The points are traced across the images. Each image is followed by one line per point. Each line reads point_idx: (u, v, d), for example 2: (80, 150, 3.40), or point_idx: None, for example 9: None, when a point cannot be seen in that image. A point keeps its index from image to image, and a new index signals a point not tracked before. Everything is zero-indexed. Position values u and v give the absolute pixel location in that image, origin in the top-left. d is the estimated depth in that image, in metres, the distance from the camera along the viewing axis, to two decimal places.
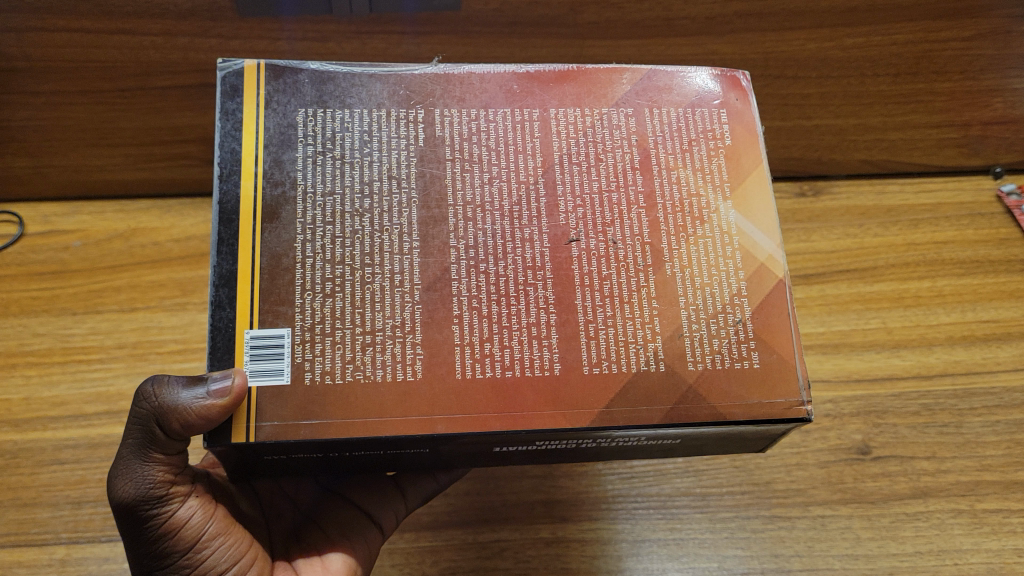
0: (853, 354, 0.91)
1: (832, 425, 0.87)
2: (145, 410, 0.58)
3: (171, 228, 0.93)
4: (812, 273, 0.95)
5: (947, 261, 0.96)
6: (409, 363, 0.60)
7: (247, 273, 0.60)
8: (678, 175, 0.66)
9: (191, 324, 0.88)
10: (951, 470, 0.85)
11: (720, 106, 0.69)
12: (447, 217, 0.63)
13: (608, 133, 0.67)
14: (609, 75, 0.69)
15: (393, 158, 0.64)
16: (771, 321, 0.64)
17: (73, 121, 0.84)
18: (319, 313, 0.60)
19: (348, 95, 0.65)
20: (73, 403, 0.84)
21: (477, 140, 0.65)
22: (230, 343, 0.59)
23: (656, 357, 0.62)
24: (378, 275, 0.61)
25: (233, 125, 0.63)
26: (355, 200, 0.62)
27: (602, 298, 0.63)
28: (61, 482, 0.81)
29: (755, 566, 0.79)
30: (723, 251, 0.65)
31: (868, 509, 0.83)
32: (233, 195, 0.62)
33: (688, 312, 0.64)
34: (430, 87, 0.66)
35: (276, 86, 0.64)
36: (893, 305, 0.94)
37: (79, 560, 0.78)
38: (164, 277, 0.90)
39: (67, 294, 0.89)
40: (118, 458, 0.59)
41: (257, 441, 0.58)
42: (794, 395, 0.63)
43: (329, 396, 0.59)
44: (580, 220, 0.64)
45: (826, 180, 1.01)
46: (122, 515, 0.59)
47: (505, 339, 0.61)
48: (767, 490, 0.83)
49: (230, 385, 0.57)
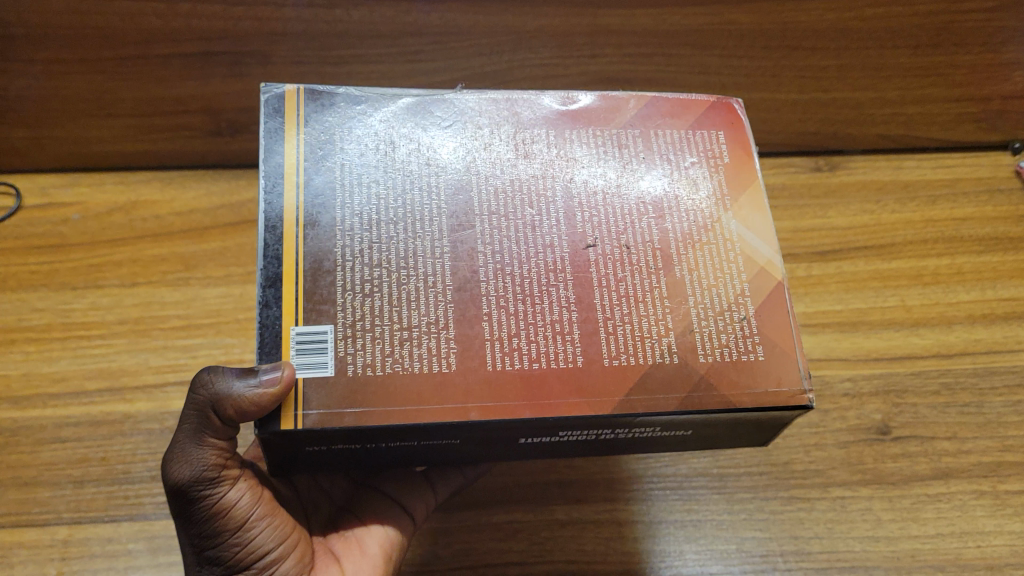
0: (872, 333, 0.89)
1: (850, 404, 0.84)
2: (203, 398, 0.55)
3: (173, 201, 0.91)
4: (829, 251, 0.94)
5: (965, 239, 0.95)
6: (443, 356, 0.57)
7: (292, 273, 0.57)
8: (682, 189, 0.65)
9: (195, 299, 0.86)
10: (973, 450, 0.82)
11: (716, 130, 0.67)
12: (475, 224, 0.61)
13: (617, 151, 0.66)
14: (614, 102, 0.67)
15: (422, 171, 0.62)
16: (774, 319, 0.62)
17: (72, 90, 0.82)
18: (359, 311, 0.57)
19: (381, 116, 0.63)
20: (73, 379, 0.81)
21: (499, 156, 0.63)
22: (277, 339, 0.56)
23: (670, 350, 0.60)
24: (412, 277, 0.58)
25: (276, 141, 0.60)
26: (389, 209, 0.60)
27: (618, 297, 0.61)
28: (63, 461, 0.77)
29: (774, 548, 0.76)
30: (726, 256, 0.63)
31: (889, 490, 0.80)
32: (278, 206, 0.59)
33: (697, 310, 0.61)
34: (453, 109, 0.65)
35: (315, 108, 0.62)
36: (911, 283, 0.92)
37: (82, 541, 0.74)
38: (167, 251, 0.88)
39: (67, 268, 0.87)
40: (173, 441, 0.57)
41: (304, 429, 0.54)
42: (795, 383, 0.60)
43: (370, 386, 0.56)
44: (597, 228, 0.62)
45: (842, 155, 1.00)
46: (174, 498, 0.56)
47: (533, 334, 0.59)
48: (785, 470, 0.80)
49: (279, 375, 0.53)
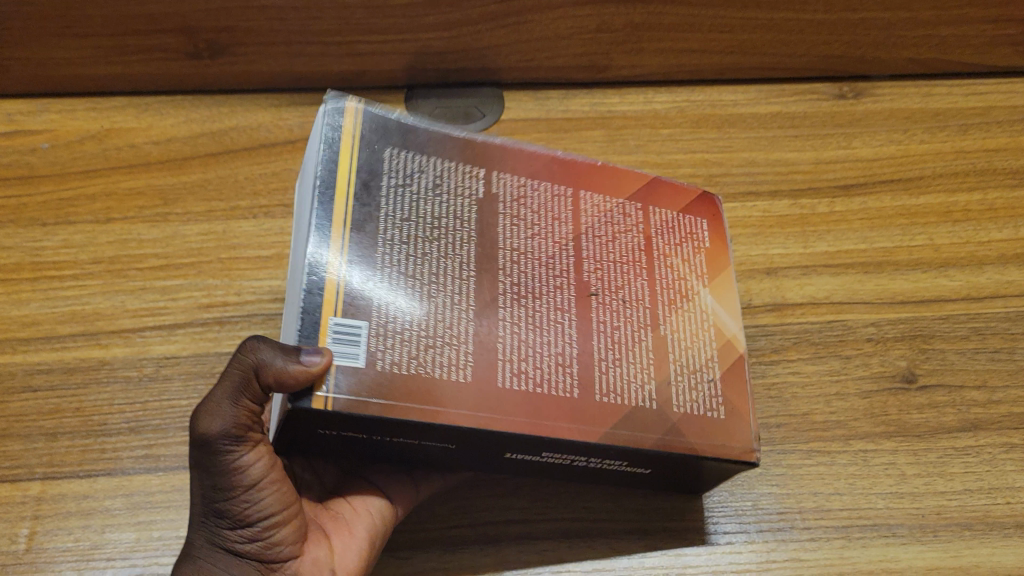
0: (897, 274, 0.83)
1: (874, 350, 0.79)
2: (248, 361, 0.52)
3: (150, 129, 0.86)
4: (852, 184, 0.88)
5: (998, 171, 0.90)
6: (462, 366, 0.56)
7: (335, 269, 0.55)
8: (671, 262, 0.68)
9: (175, 236, 0.80)
10: (1004, 401, 0.77)
11: (701, 220, 0.72)
12: (498, 257, 0.62)
13: (621, 219, 0.69)
14: (624, 173, 0.71)
15: (458, 203, 0.63)
16: (735, 387, 0.64)
17: (34, 7, 0.75)
18: (392, 314, 0.55)
19: (426, 146, 0.64)
20: (45, 324, 0.75)
21: (524, 203, 0.66)
22: (316, 327, 0.53)
23: (650, 396, 0.61)
24: (442, 294, 0.58)
25: (332, 149, 0.59)
26: (425, 229, 0.60)
27: (611, 341, 0.62)
28: (34, 412, 0.71)
29: (791, 505, 0.71)
30: (702, 325, 0.66)
31: (914, 443, 0.75)
32: (328, 209, 0.57)
33: (675, 366, 0.63)
34: (492, 152, 0.67)
35: (370, 125, 0.62)
36: (940, 220, 0.86)
37: (56, 497, 0.67)
38: (142, 184, 0.82)
39: (36, 203, 0.81)
40: (209, 393, 0.54)
41: (331, 411, 0.52)
42: (748, 441, 0.62)
43: (396, 382, 0.54)
44: (600, 280, 0.65)
45: (868, 81, 0.95)
46: (197, 448, 0.53)
47: (540, 359, 0.59)
48: (804, 421, 0.75)
49: (319, 358, 0.51)
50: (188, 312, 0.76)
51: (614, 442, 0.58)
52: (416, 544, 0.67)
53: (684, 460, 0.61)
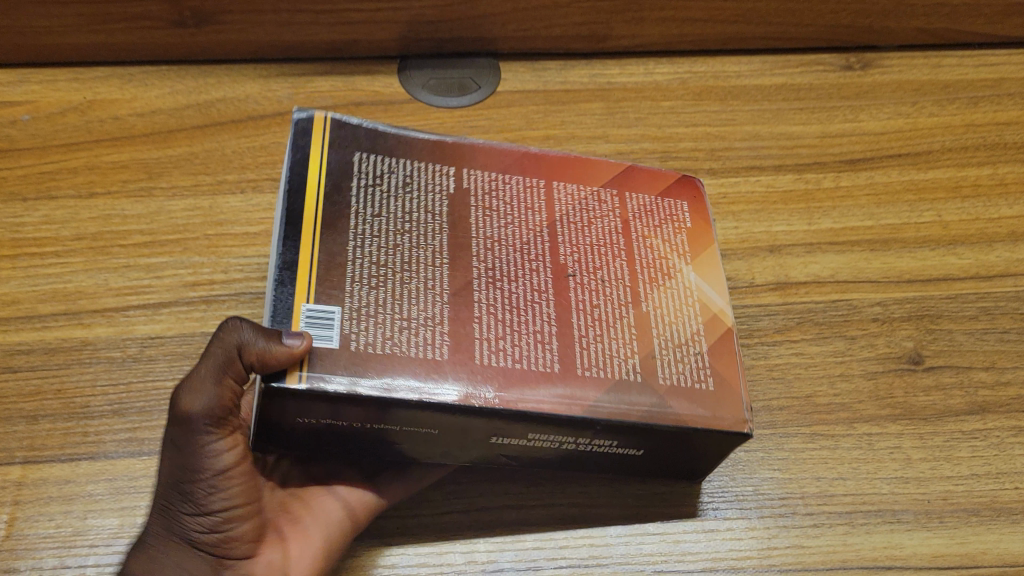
0: (904, 252, 0.81)
1: (880, 331, 0.76)
2: (231, 341, 0.54)
3: (133, 100, 0.83)
4: (858, 158, 0.86)
5: (1008, 145, 0.87)
6: (437, 346, 0.56)
7: (307, 261, 0.57)
8: (651, 243, 0.67)
9: (160, 211, 0.77)
10: (1013, 382, 0.74)
11: (681, 201, 0.71)
12: (472, 245, 0.63)
13: (597, 205, 0.69)
14: (600, 163, 0.72)
15: (430, 198, 0.65)
16: (724, 358, 0.61)
17: None
18: (365, 301, 0.57)
19: (396, 150, 0.67)
20: (25, 302, 0.72)
21: (496, 196, 0.67)
22: (289, 313, 0.55)
23: (634, 369, 0.59)
24: (415, 280, 0.59)
25: (302, 155, 0.63)
26: (398, 222, 0.62)
27: (591, 319, 0.61)
28: (14, 393, 0.68)
29: (794, 491, 0.68)
30: (686, 300, 0.64)
31: (920, 426, 0.72)
32: (299, 206, 0.60)
33: (659, 340, 0.61)
34: (463, 151, 0.69)
35: (340, 133, 0.65)
36: (949, 196, 0.84)
37: (37, 482, 0.64)
38: (126, 157, 0.80)
39: (16, 176, 0.78)
40: (192, 371, 0.55)
41: (305, 388, 0.52)
42: (739, 411, 0.59)
43: (372, 361, 0.54)
44: (577, 262, 0.64)
45: (875, 52, 0.94)
46: (177, 424, 0.54)
47: (517, 339, 0.58)
48: (808, 404, 0.72)
49: (299, 342, 0.53)
50: (173, 290, 0.73)
51: (596, 416, 0.56)
52: (403, 531, 0.65)
53: (673, 434, 0.58)
